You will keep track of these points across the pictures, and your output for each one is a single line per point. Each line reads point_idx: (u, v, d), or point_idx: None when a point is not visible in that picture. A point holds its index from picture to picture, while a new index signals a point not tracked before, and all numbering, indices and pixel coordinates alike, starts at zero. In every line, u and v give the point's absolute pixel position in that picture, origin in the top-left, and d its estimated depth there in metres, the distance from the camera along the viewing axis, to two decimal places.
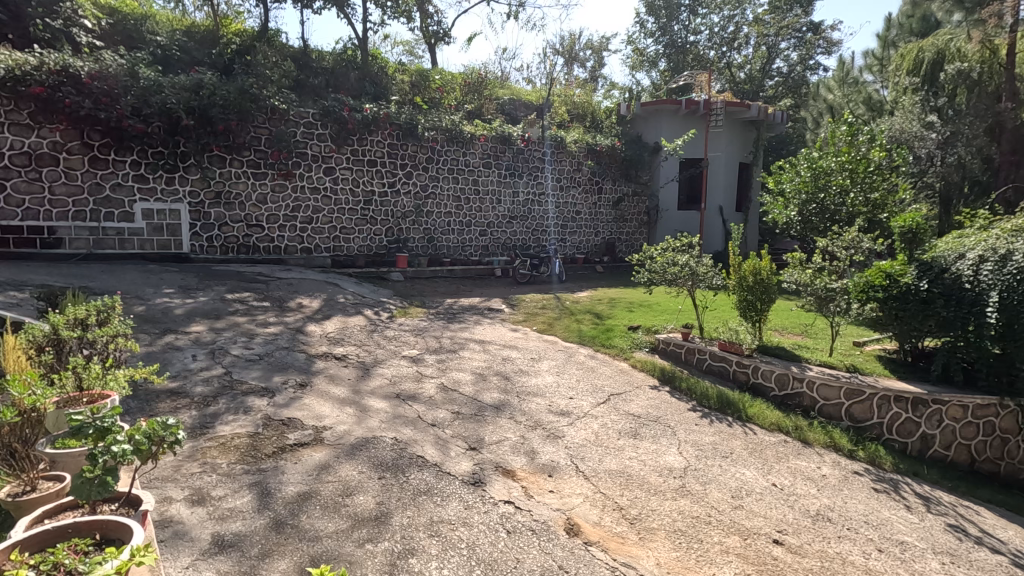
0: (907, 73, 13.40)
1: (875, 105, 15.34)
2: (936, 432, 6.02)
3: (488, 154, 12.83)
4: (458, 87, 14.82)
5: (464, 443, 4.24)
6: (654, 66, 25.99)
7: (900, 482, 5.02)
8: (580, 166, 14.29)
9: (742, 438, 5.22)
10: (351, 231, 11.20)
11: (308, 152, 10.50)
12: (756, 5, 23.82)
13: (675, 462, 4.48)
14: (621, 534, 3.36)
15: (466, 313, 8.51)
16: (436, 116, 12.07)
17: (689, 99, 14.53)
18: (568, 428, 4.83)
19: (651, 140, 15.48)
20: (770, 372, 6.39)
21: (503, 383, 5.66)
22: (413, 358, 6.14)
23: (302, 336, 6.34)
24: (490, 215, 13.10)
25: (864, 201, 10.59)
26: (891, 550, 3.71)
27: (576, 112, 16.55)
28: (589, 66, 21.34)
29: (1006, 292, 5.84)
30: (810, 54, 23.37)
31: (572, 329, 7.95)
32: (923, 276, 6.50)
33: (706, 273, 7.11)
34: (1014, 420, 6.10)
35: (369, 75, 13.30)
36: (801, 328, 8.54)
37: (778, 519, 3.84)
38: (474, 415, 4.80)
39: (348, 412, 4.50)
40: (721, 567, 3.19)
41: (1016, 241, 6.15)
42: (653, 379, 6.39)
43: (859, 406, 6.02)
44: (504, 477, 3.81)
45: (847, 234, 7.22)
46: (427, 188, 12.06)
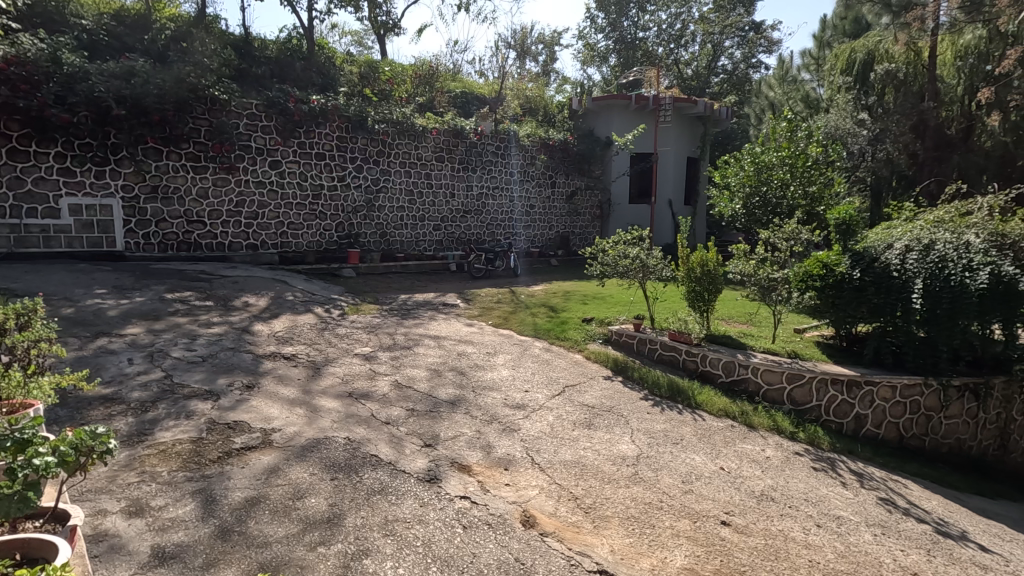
0: (841, 73, 14.06)
1: (812, 103, 16.17)
2: (869, 411, 6.39)
3: (440, 148, 12.68)
4: (409, 79, 14.63)
5: (419, 440, 4.20)
6: (604, 62, 26.38)
7: (837, 460, 5.31)
8: (533, 160, 14.37)
9: (691, 425, 5.39)
10: (300, 226, 10.86)
11: (252, 145, 10.09)
12: (701, 3, 24.46)
13: (628, 451, 4.59)
14: (576, 524, 3.41)
15: (420, 309, 8.42)
16: (386, 108, 11.85)
17: (638, 95, 14.83)
18: (524, 421, 4.86)
19: (602, 134, 15.70)
20: (717, 359, 6.62)
21: (458, 379, 5.63)
22: (366, 355, 6.02)
23: (249, 336, 6.11)
24: (444, 209, 12.97)
25: (802, 195, 11.12)
26: (829, 525, 3.93)
27: (528, 107, 16.62)
28: (541, 60, 21.45)
29: (929, 280, 6.26)
30: (752, 53, 24.22)
31: (527, 323, 7.98)
32: (856, 265, 6.88)
33: (656, 265, 7.28)
34: (937, 397, 6.54)
35: (316, 66, 12.95)
36: (746, 316, 8.88)
37: (725, 501, 4.00)
38: (429, 411, 4.76)
39: (298, 412, 4.37)
40: (672, 550, 3.29)
41: (938, 232, 6.58)
42: (606, 369, 6.51)
43: (800, 390, 6.33)
44: (459, 472, 3.80)
45: (787, 226, 7.52)
46: (378, 182, 11.82)
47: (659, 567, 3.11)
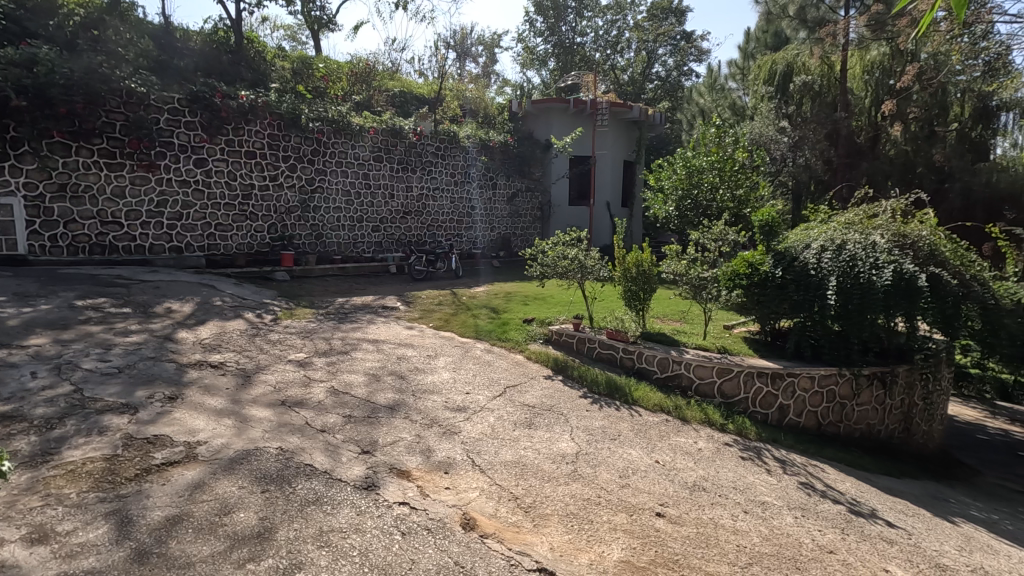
0: (764, 83, 14.84)
1: (738, 111, 17.12)
2: (791, 402, 6.80)
3: (378, 148, 12.42)
4: (345, 77, 14.32)
5: (356, 447, 4.10)
6: (544, 65, 26.76)
7: (763, 449, 5.61)
8: (474, 161, 14.36)
9: (628, 420, 5.55)
10: (229, 228, 10.35)
11: (174, 142, 9.51)
12: (636, 12, 25.25)
13: (568, 448, 4.66)
14: (516, 523, 3.43)
15: (359, 313, 8.22)
16: (321, 106, 11.53)
17: (576, 99, 15.14)
18: (464, 423, 4.84)
19: (542, 137, 15.89)
20: (652, 356, 6.84)
21: (397, 383, 5.53)
22: (301, 362, 5.81)
23: (171, 344, 5.76)
24: (383, 210, 12.71)
25: (730, 198, 11.71)
26: (754, 510, 4.15)
27: (468, 108, 16.63)
28: (481, 62, 21.50)
29: (842, 277, 6.74)
30: (683, 61, 25.25)
31: (468, 324, 7.96)
32: (778, 264, 7.32)
33: (594, 266, 7.44)
34: (850, 386, 7.04)
35: (245, 60, 12.35)
36: (680, 314, 9.24)
37: (660, 493, 4.14)
38: (367, 417, 4.66)
39: (225, 423, 4.16)
40: (610, 544, 3.37)
41: (849, 233, 7.09)
42: (547, 369, 6.59)
43: (729, 383, 6.65)
44: (398, 478, 3.73)
45: (716, 227, 7.90)
46: (313, 182, 11.44)
47: (597, 561, 3.18)
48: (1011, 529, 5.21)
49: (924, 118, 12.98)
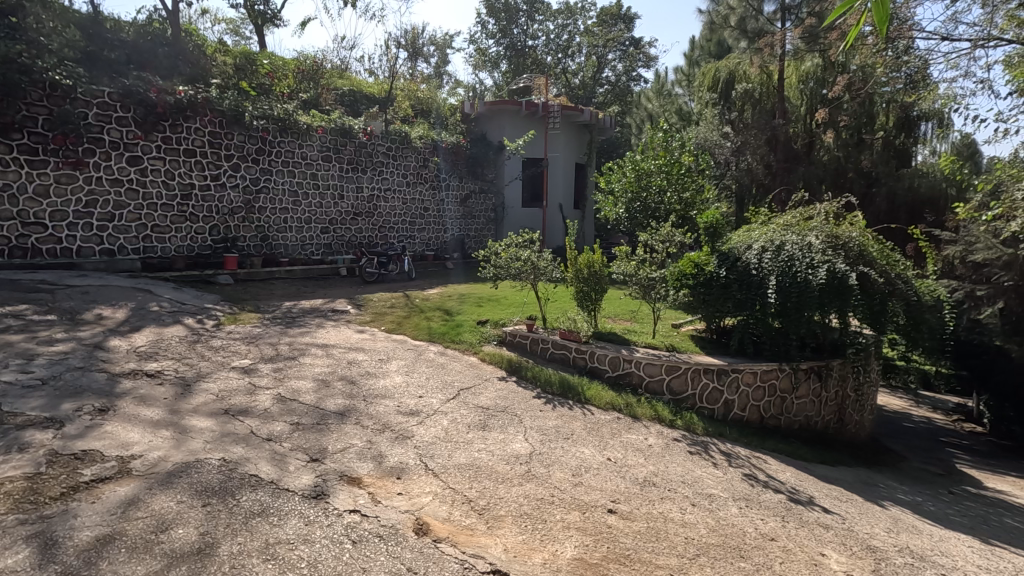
0: (708, 89, 15.47)
1: (685, 115, 17.48)
2: (735, 397, 7.07)
3: (327, 147, 12.12)
4: (291, 74, 13.93)
5: (304, 455, 3.98)
6: (496, 67, 26.83)
7: (710, 443, 5.80)
8: (426, 162, 14.22)
9: (581, 419, 5.63)
10: (166, 229, 9.85)
11: (104, 138, 8.98)
12: (586, 17, 25.68)
13: (522, 449, 4.68)
14: (470, 526, 3.42)
15: (307, 317, 7.99)
16: (266, 104, 11.16)
17: (528, 101, 15.25)
18: (417, 427, 4.78)
19: (495, 139, 15.89)
20: (604, 355, 6.97)
21: (348, 389, 5.40)
22: (245, 368, 5.59)
23: (102, 353, 5.42)
24: (332, 211, 12.40)
25: (677, 200, 12.08)
26: (702, 503, 4.28)
27: (419, 108, 16.48)
28: (433, 62, 21.35)
29: (781, 276, 7.07)
30: (632, 66, 25.80)
31: (421, 327, 7.87)
32: (722, 264, 7.60)
33: (547, 267, 7.50)
34: (790, 380, 7.39)
35: (182, 54, 11.79)
36: (630, 314, 9.46)
37: (612, 490, 4.22)
38: (316, 424, 4.53)
39: (162, 435, 3.94)
40: (563, 542, 3.41)
41: (787, 234, 7.43)
42: (501, 370, 6.60)
43: (678, 380, 6.85)
44: (348, 485, 3.64)
45: (663, 229, 8.12)
46: (258, 182, 11.04)
47: (550, 560, 3.21)
48: (933, 510, 5.59)
49: (854, 125, 13.82)
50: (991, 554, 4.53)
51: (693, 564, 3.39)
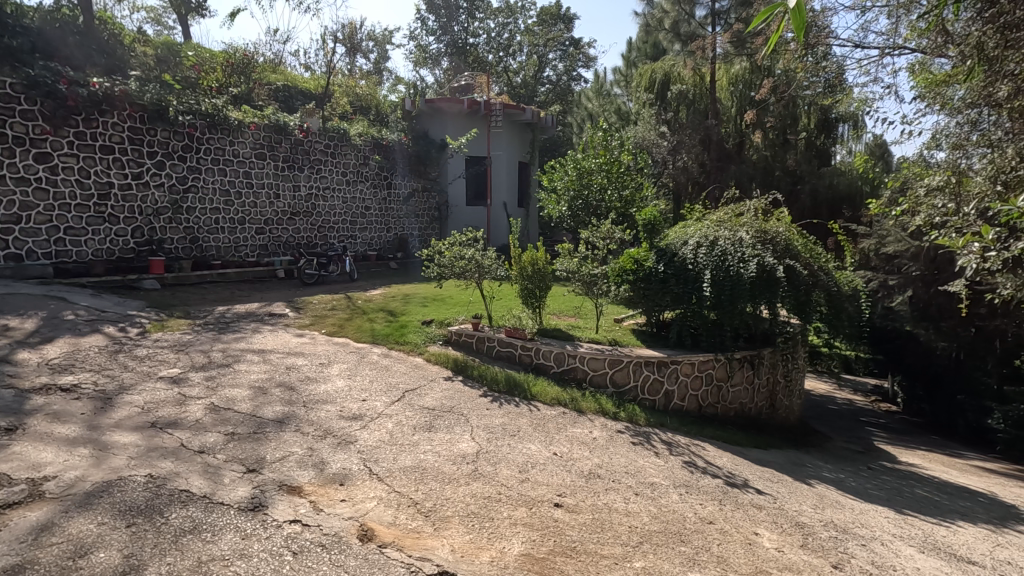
0: (645, 90, 15.88)
1: (624, 115, 17.74)
2: (674, 387, 7.33)
3: (260, 144, 11.62)
4: (220, 67, 13.20)
5: (241, 466, 3.81)
6: (437, 65, 26.65)
7: (652, 433, 5.99)
8: (366, 160, 13.91)
9: (527, 416, 5.67)
10: (82, 232, 9.15)
11: (7, 133, 8.25)
12: (527, 16, 25.83)
13: (468, 448, 4.67)
14: (416, 529, 3.38)
15: (242, 322, 7.63)
16: (192, 98, 10.54)
17: (470, 99, 15.17)
18: (360, 431, 4.67)
19: (437, 137, 15.73)
20: (549, 351, 7.06)
21: (287, 395, 5.20)
22: (174, 378, 5.29)
23: (9, 368, 4.97)
24: (267, 211, 11.89)
25: (618, 198, 12.37)
26: (645, 492, 4.42)
27: (359, 105, 16.16)
28: (373, 58, 20.99)
29: (715, 270, 7.40)
30: (573, 67, 26.17)
31: (364, 329, 7.69)
32: (660, 259, 7.88)
33: (491, 265, 7.50)
34: (725, 369, 7.73)
35: (95, 43, 10.99)
36: (574, 310, 9.61)
37: (558, 484, 4.27)
38: (252, 433, 4.34)
39: (80, 454, 3.67)
40: (510, 539, 3.42)
41: (721, 229, 7.75)
42: (446, 370, 6.55)
43: (620, 373, 7.04)
44: (288, 495, 3.51)
45: (604, 226, 8.30)
46: (185, 180, 10.45)
47: (498, 558, 3.21)
48: (855, 485, 6.00)
49: (779, 127, 14.61)
50: (904, 522, 4.91)
51: (637, 552, 3.48)
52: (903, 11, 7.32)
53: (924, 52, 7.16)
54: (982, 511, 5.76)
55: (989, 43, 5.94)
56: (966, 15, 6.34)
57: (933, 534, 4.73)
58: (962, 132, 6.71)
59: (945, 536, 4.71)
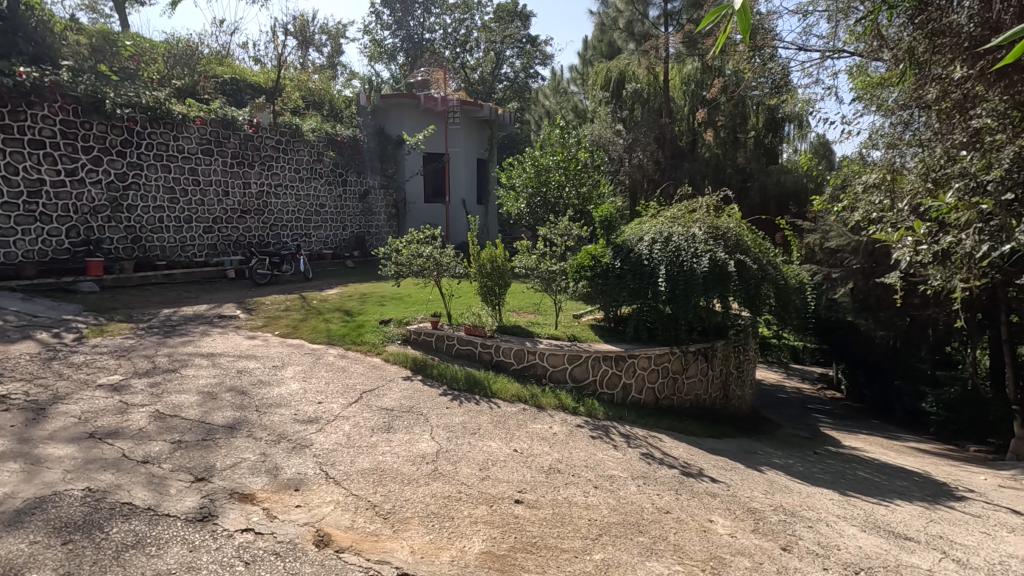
0: (600, 88, 15.86)
1: (580, 113, 17.88)
2: (632, 380, 7.48)
3: (207, 140, 11.16)
4: (161, 58, 12.62)
5: (188, 475, 3.65)
6: (393, 60, 26.26)
7: (611, 426, 6.08)
8: (320, 157, 13.56)
9: (487, 413, 5.67)
10: (11, 232, 8.59)
11: None
12: (483, 13, 25.72)
13: (428, 448, 4.62)
14: (375, 532, 3.32)
15: (189, 324, 7.33)
16: (131, 90, 10.00)
17: (427, 95, 14.97)
18: (316, 434, 4.56)
19: (394, 133, 15.42)
20: (509, 348, 7.09)
21: (238, 400, 5.03)
22: (114, 385, 5.02)
23: None
24: (215, 209, 11.43)
25: (575, 195, 12.50)
26: (604, 485, 4.49)
27: (311, 99, 15.78)
28: (327, 52, 20.50)
29: (669, 266, 7.58)
30: (530, 64, 26.24)
31: (319, 330, 7.50)
32: (617, 255, 8.03)
33: (449, 263, 7.44)
34: (680, 362, 7.93)
35: (21, 29, 10.00)
36: (533, 307, 9.66)
37: (519, 480, 4.29)
38: (201, 440, 4.17)
39: (9, 469, 3.44)
40: (471, 538, 3.41)
41: (674, 225, 7.93)
42: (406, 370, 6.47)
43: (579, 368, 7.14)
44: (239, 503, 3.39)
45: (561, 222, 8.37)
46: (126, 177, 9.94)
47: (458, 557, 3.19)
48: (803, 470, 6.27)
49: (730, 125, 15.18)
50: (848, 504, 5.16)
51: (596, 544, 3.53)
52: (841, 16, 7.68)
53: (861, 56, 7.52)
54: (917, 489, 6.12)
55: (918, 48, 6.28)
56: (898, 22, 6.73)
57: (874, 513, 4.99)
58: (896, 131, 7.02)
59: (884, 515, 4.97)
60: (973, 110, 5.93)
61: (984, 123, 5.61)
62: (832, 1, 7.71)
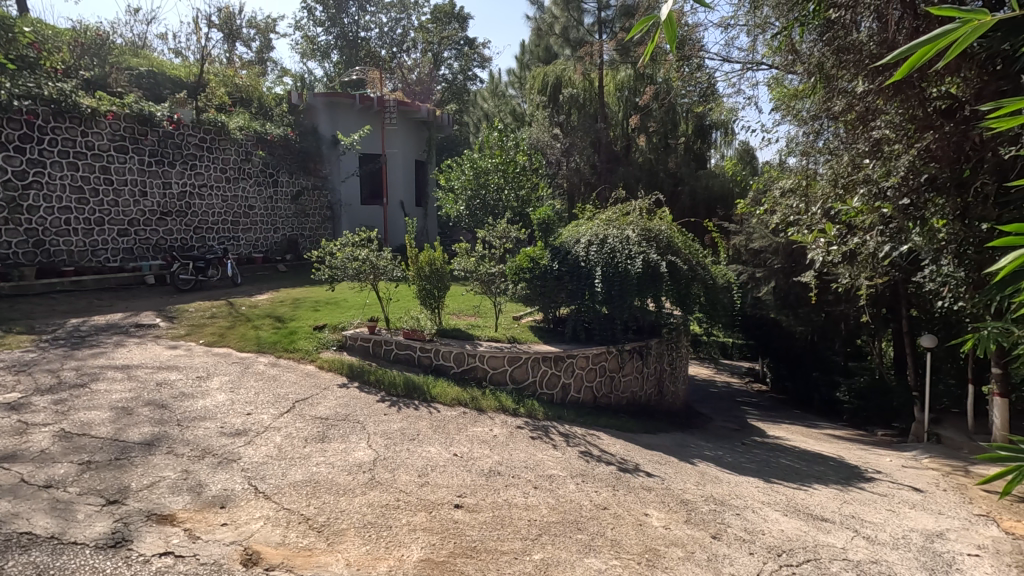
0: (538, 92, 16.34)
1: (519, 116, 18.07)
2: (571, 379, 7.61)
3: (120, 136, 10.41)
4: (65, 46, 11.62)
5: (99, 498, 3.38)
6: (326, 58, 25.46)
7: (550, 426, 6.15)
8: (249, 156, 12.93)
9: (427, 418, 5.59)
10: None
11: None
12: (420, 12, 25.50)
13: (365, 457, 4.50)
14: (308, 546, 3.20)
15: (101, 335, 6.78)
16: (31, 80, 9.20)
17: (362, 94, 14.61)
18: (244, 448, 4.34)
19: (327, 132, 14.93)
20: (448, 352, 7.02)
21: (157, 415, 4.70)
22: (12, 404, 4.56)
23: None
24: (131, 210, 10.67)
25: (515, 198, 12.59)
26: (543, 484, 4.54)
27: (238, 96, 14.88)
28: (255, 47, 19.72)
29: (606, 267, 7.78)
30: (468, 66, 26.27)
31: (248, 337, 7.16)
32: (555, 257, 8.14)
33: (386, 266, 7.27)
34: (617, 360, 8.14)
35: None
36: (473, 309, 9.65)
37: (458, 485, 4.26)
38: (114, 460, 3.86)
39: None
40: (409, 546, 3.35)
41: (610, 228, 8.13)
42: (341, 377, 6.29)
43: (518, 370, 7.20)
44: (157, 525, 3.17)
45: (500, 225, 8.39)
46: (26, 175, 9.13)
47: (396, 566, 3.13)
48: (731, 461, 6.58)
49: (662, 132, 15.57)
50: (772, 490, 5.47)
51: (536, 544, 3.56)
52: (759, 31, 8.19)
53: (778, 69, 8.04)
54: (833, 473, 6.57)
55: (827, 63, 6.76)
56: (810, 37, 7.07)
57: (795, 498, 5.32)
58: (809, 140, 7.43)
59: (804, 499, 5.31)
60: (874, 122, 6.25)
61: (883, 134, 6.10)
62: (750, 17, 8.20)
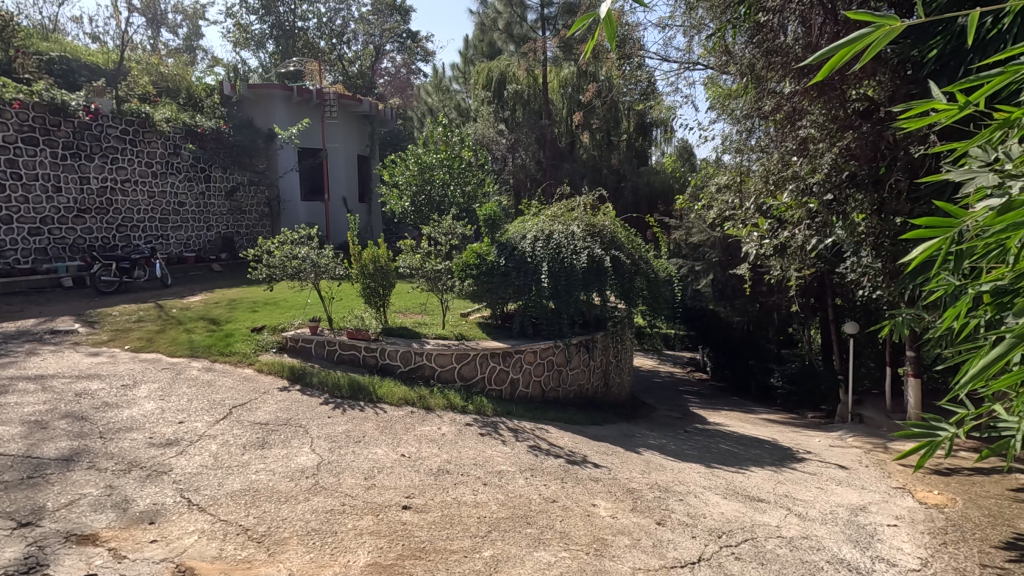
0: (482, 88, 16.14)
1: (463, 112, 17.89)
2: (520, 374, 7.65)
3: (29, 127, 9.63)
4: None
5: (9, 521, 3.10)
6: (261, 47, 24.37)
7: (499, 422, 6.15)
8: (177, 150, 12.17)
9: (373, 419, 5.48)
10: None
11: None
12: (360, 3, 24.85)
13: (308, 462, 4.35)
14: (247, 558, 3.06)
15: (11, 343, 6.23)
16: None
17: (299, 87, 14.08)
18: (176, 458, 4.10)
19: (263, 126, 14.27)
20: (395, 351, 6.89)
21: (76, 428, 4.37)
22: None
23: None
24: (43, 207, 9.88)
25: (460, 194, 12.50)
26: (493, 480, 4.54)
27: (162, 86, 13.49)
28: (182, 34, 18.65)
29: (551, 262, 7.85)
30: (411, 60, 26.02)
31: (179, 341, 6.77)
32: (501, 253, 8.12)
33: (328, 264, 7.04)
34: (564, 354, 8.24)
35: None
36: (419, 307, 9.51)
37: (406, 486, 4.19)
38: (26, 479, 3.56)
39: None
40: (355, 551, 3.27)
41: (555, 223, 8.19)
42: (282, 380, 6.05)
43: (467, 367, 7.17)
44: (77, 547, 2.94)
45: (445, 221, 8.33)
46: None
47: (342, 572, 3.05)
48: (674, 448, 6.80)
49: (604, 129, 15.86)
50: (712, 475, 5.70)
51: (486, 541, 3.55)
52: (695, 31, 8.46)
53: (713, 69, 8.32)
54: (768, 456, 6.92)
55: (757, 65, 7.00)
56: (743, 38, 7.29)
57: (734, 481, 5.56)
58: (743, 138, 7.69)
59: (742, 482, 5.55)
60: (799, 122, 6.50)
61: (809, 133, 6.33)
62: (687, 17, 8.47)
